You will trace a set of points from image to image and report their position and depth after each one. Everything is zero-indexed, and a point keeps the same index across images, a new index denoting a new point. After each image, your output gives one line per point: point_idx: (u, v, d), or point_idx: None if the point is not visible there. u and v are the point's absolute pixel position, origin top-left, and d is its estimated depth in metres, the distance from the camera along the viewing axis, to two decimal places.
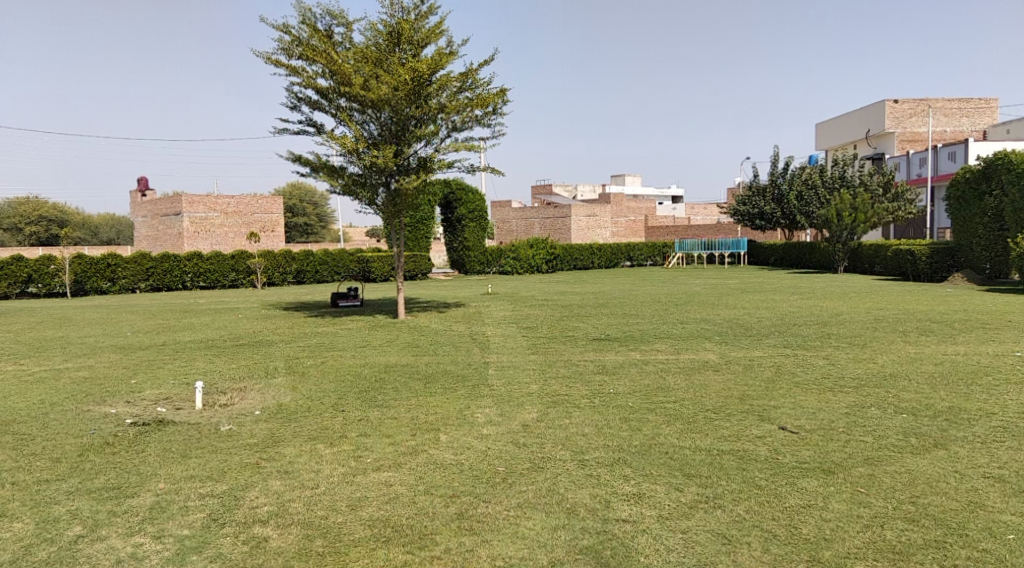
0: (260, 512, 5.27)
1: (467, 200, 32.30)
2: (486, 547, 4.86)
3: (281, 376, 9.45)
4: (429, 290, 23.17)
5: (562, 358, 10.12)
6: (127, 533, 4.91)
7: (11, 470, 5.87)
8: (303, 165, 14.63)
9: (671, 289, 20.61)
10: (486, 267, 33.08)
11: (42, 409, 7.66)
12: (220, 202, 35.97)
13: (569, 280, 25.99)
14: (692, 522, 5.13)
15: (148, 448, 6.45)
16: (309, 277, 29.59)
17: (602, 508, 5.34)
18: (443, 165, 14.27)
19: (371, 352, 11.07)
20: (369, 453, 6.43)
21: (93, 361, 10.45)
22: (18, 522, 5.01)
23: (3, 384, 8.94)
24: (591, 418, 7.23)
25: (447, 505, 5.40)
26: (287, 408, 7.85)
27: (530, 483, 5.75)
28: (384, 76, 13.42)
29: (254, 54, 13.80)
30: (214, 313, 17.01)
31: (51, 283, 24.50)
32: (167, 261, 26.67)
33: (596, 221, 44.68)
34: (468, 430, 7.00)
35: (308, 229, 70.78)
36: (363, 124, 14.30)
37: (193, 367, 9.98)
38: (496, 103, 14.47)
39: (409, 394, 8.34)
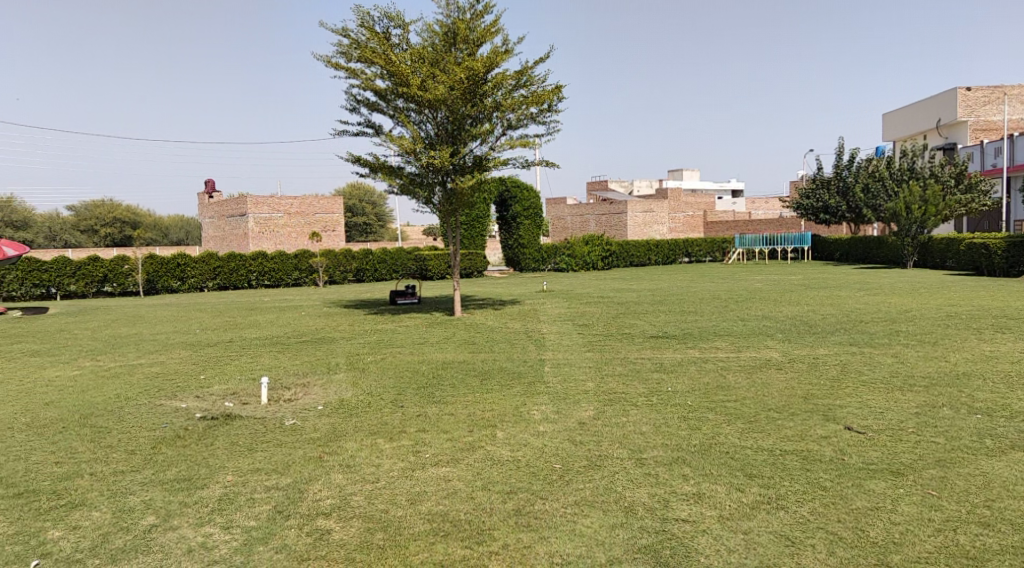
0: (323, 504, 5.39)
1: (523, 197, 32.40)
2: (544, 544, 4.87)
3: (342, 372, 9.64)
4: (486, 288, 23.30)
5: (619, 355, 10.05)
6: (198, 523, 5.08)
7: (89, 461, 6.12)
8: (363, 166, 14.89)
9: (731, 286, 20.26)
10: (542, 264, 33.09)
11: (118, 403, 7.97)
12: (283, 203, 36.80)
13: (626, 278, 25.82)
14: (754, 523, 5.04)
15: (217, 441, 6.66)
16: (368, 276, 30.06)
17: (661, 507, 5.29)
18: (499, 162, 14.32)
19: (429, 349, 11.18)
20: (427, 448, 6.50)
21: (165, 357, 10.81)
22: (97, 510, 5.22)
23: (82, 378, 9.33)
24: (648, 417, 7.17)
25: (505, 501, 5.43)
26: (348, 403, 8.01)
27: (588, 481, 5.73)
28: (440, 75, 13.54)
29: (315, 58, 14.12)
30: (278, 311, 17.43)
31: (124, 282, 25.39)
32: (233, 261, 27.46)
33: (652, 217, 44.27)
34: (525, 427, 7.03)
35: (367, 228, 71.95)
36: (420, 124, 14.46)
37: (259, 363, 10.25)
38: (551, 100, 14.46)
39: (465, 391, 8.40)
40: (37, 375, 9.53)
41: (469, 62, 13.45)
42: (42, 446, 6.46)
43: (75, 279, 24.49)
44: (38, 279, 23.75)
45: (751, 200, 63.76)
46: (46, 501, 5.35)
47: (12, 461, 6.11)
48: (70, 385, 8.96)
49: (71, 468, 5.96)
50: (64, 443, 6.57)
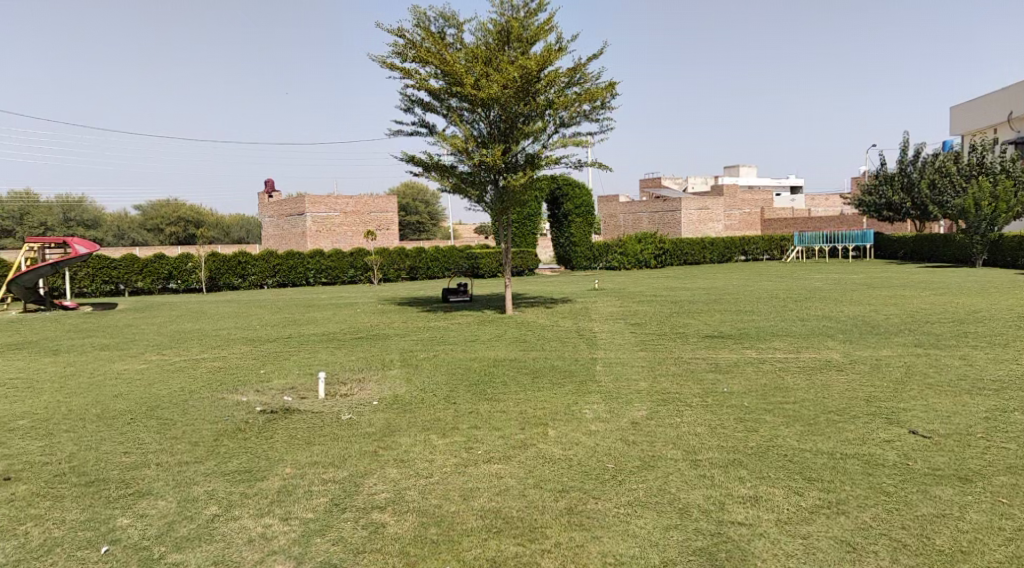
0: (378, 498, 5.46)
1: (575, 195, 32.33)
2: (597, 544, 4.85)
3: (397, 368, 9.76)
4: (538, 286, 23.29)
5: (673, 355, 9.94)
6: (258, 514, 5.20)
7: (155, 452, 6.32)
8: (416, 165, 15.04)
9: (790, 284, 19.85)
10: (593, 262, 32.92)
11: (183, 396, 8.23)
12: (340, 202, 37.42)
13: (679, 276, 25.52)
14: (814, 527, 4.93)
15: (276, 434, 6.80)
16: (421, 274, 30.32)
17: (717, 509, 5.22)
18: (551, 161, 14.30)
19: (481, 346, 11.23)
20: (480, 445, 6.54)
21: (226, 352, 11.10)
22: (162, 499, 5.39)
23: (148, 372, 9.66)
24: (703, 418, 7.08)
25: (557, 499, 5.42)
26: (402, 398, 8.10)
27: (641, 482, 5.68)
28: (494, 74, 13.57)
29: (371, 60, 14.31)
30: (334, 308, 17.75)
31: (188, 279, 26.16)
32: (292, 259, 28.08)
33: (707, 214, 43.70)
34: (577, 425, 7.01)
35: (420, 227, 72.65)
36: (473, 123, 14.54)
37: (316, 359, 10.45)
38: (604, 97, 14.37)
39: (517, 388, 8.42)
40: (107, 368, 9.90)
41: (522, 61, 13.44)
42: (112, 437, 6.70)
43: (143, 277, 25.31)
44: (107, 276, 24.57)
45: (810, 197, 62.37)
46: (115, 489, 5.54)
47: (84, 451, 6.34)
48: (137, 378, 9.27)
49: (138, 458, 6.16)
50: (132, 434, 6.80)
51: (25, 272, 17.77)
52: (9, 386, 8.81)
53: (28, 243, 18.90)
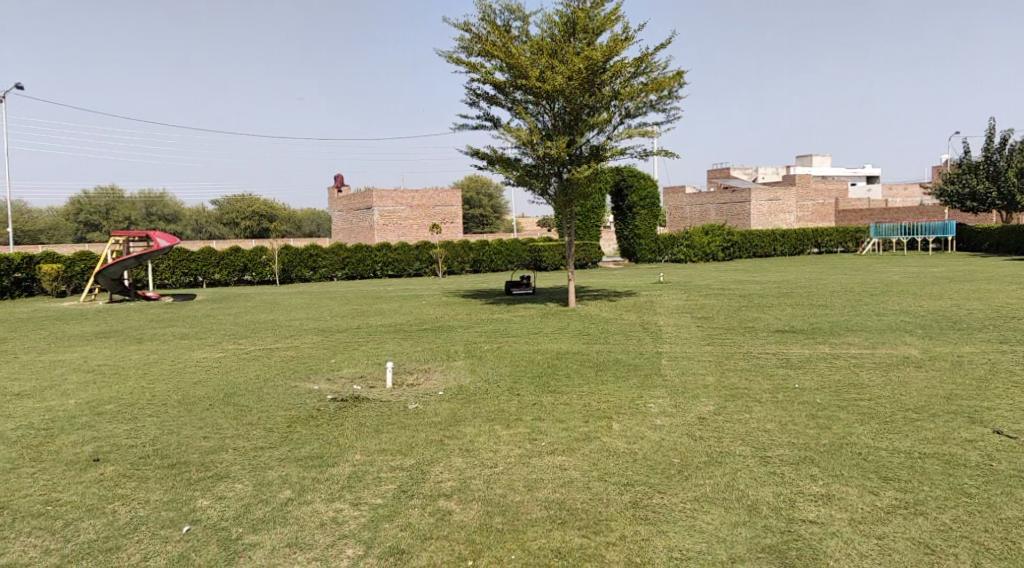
0: (445, 486, 5.53)
1: (640, 186, 32.03)
2: (663, 538, 4.81)
3: (461, 359, 9.86)
4: (601, 279, 23.15)
5: (742, 350, 9.74)
6: (329, 498, 5.33)
7: (232, 437, 6.53)
8: (481, 158, 15.12)
9: (865, 278, 19.22)
10: (658, 255, 32.56)
11: (258, 383, 8.48)
12: (407, 196, 37.89)
13: (748, 269, 24.97)
14: (890, 528, 4.79)
15: (346, 422, 6.95)
16: (485, 267, 30.48)
17: (787, 507, 5.11)
18: (616, 152, 14.19)
19: (545, 339, 11.23)
20: (544, 436, 6.55)
21: (299, 342, 11.40)
22: (239, 483, 5.57)
23: (225, 360, 10.00)
24: (773, 414, 6.93)
25: (622, 493, 5.39)
26: (466, 389, 8.19)
27: (708, 477, 5.61)
28: (559, 66, 13.51)
29: (438, 54, 14.44)
30: (401, 300, 18.01)
31: (262, 271, 26.92)
32: (361, 252, 28.69)
33: (777, 205, 42.65)
34: (642, 419, 6.96)
35: (484, 220, 72.94)
36: (537, 116, 14.52)
37: (384, 349, 10.64)
38: (671, 87, 14.16)
39: (581, 381, 8.40)
40: (187, 356, 10.27)
41: (587, 51, 13.35)
42: (192, 422, 6.96)
43: (219, 269, 26.13)
44: (187, 269, 25.43)
45: (888, 187, 60.26)
46: (195, 472, 5.75)
47: (167, 435, 6.60)
48: (215, 366, 9.60)
49: (217, 443, 6.38)
50: (210, 419, 7.05)
51: (110, 264, 18.54)
52: (98, 372, 9.25)
53: (113, 236, 19.72)
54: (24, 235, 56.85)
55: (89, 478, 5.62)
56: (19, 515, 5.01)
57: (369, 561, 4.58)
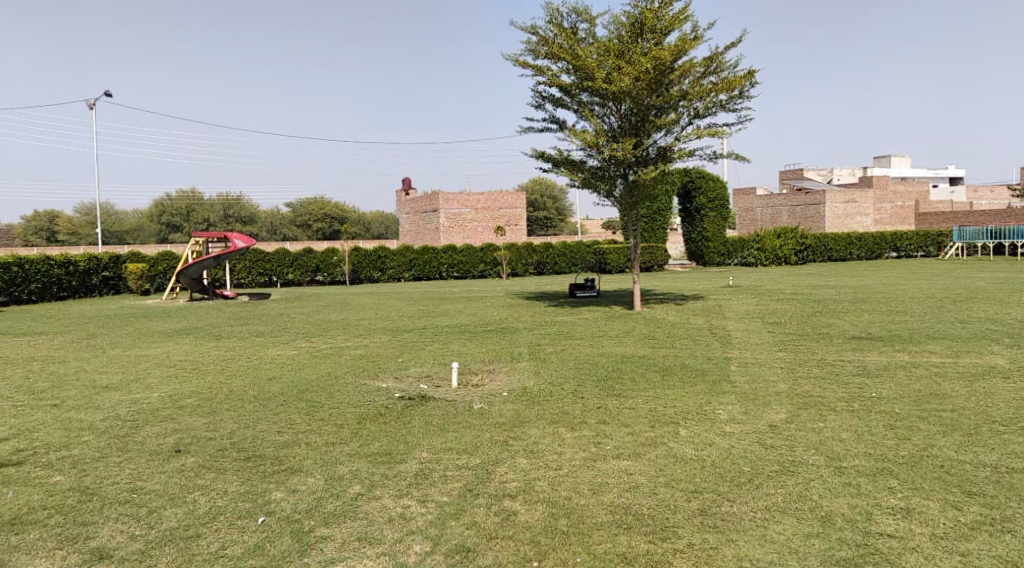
0: (509, 486, 5.54)
1: (708, 187, 31.74)
2: (733, 546, 4.72)
3: (526, 360, 9.88)
4: (668, 282, 22.90)
5: (816, 356, 9.48)
6: (397, 494, 5.40)
7: (304, 432, 6.69)
8: (546, 161, 15.12)
9: (948, 284, 18.45)
10: (727, 258, 32.00)
11: (330, 380, 8.68)
12: (471, 198, 38.18)
13: (822, 274, 24.22)
14: (974, 545, 4.59)
15: (413, 420, 7.04)
16: (549, 269, 30.43)
17: (863, 519, 4.95)
18: (684, 153, 14.00)
19: (610, 342, 11.16)
20: (610, 440, 6.50)
21: (368, 341, 11.61)
22: (311, 477, 5.70)
23: (299, 357, 10.26)
24: (849, 423, 6.73)
25: (689, 500, 5.31)
26: (531, 390, 8.20)
27: (780, 487, 5.47)
28: (626, 67, 13.39)
29: (505, 58, 14.53)
30: (467, 301, 18.15)
31: (334, 272, 27.57)
32: (427, 254, 29.09)
33: (853, 208, 41.41)
34: (710, 426, 6.83)
35: (548, 222, 72.94)
36: (603, 117, 14.43)
37: (450, 349, 10.73)
38: (742, 86, 13.89)
39: (647, 386, 8.29)
40: (263, 353, 10.58)
41: (655, 51, 13.19)
42: (267, 416, 7.15)
43: (293, 269, 26.84)
44: (262, 269, 26.22)
45: (973, 189, 57.77)
46: (270, 465, 5.92)
47: (244, 428, 6.80)
48: (289, 362, 9.86)
49: (290, 437, 6.54)
50: (284, 414, 7.25)
51: (191, 264, 19.23)
52: (179, 367, 9.62)
53: (194, 237, 20.47)
54: (110, 236, 59.74)
55: (171, 468, 5.84)
56: (107, 502, 5.23)
57: (436, 557, 4.63)
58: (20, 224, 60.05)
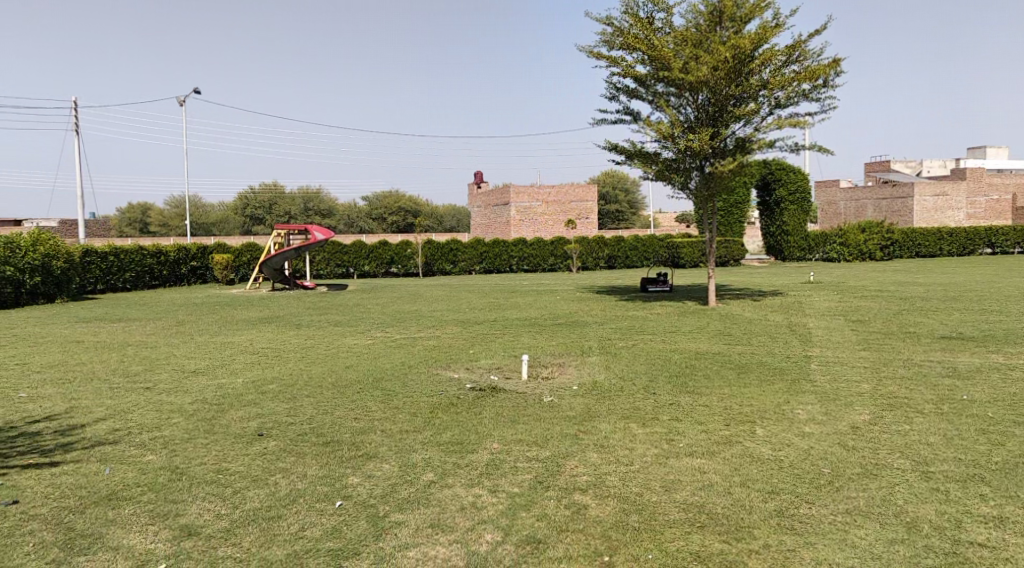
0: (580, 480, 5.51)
1: (789, 180, 30.68)
2: (811, 549, 4.58)
3: (596, 355, 9.81)
4: (745, 277, 22.39)
5: (902, 356, 9.12)
6: (469, 483, 5.45)
7: (379, 419, 6.81)
8: (620, 153, 14.99)
9: None
10: (808, 253, 31.10)
11: (404, 369, 8.83)
12: (541, 192, 38.16)
13: (908, 270, 23.30)
14: None
15: (484, 410, 7.08)
16: (621, 263, 30.14)
17: (952, 526, 4.74)
18: (763, 144, 13.64)
19: (682, 338, 10.99)
20: (682, 437, 6.40)
21: (440, 332, 11.74)
22: (386, 463, 5.80)
23: (374, 346, 10.45)
24: (937, 426, 6.44)
25: (766, 500, 5.18)
26: (602, 385, 8.14)
27: (862, 490, 5.28)
28: (704, 56, 13.13)
29: (580, 49, 14.47)
30: (537, 294, 18.16)
31: (408, 264, 28.00)
32: (498, 247, 29.24)
33: (945, 201, 39.79)
34: (788, 426, 6.64)
35: (620, 216, 72.30)
36: (679, 108, 14.20)
37: (521, 342, 10.75)
38: (827, 75, 13.43)
39: (722, 383, 8.12)
40: (340, 342, 10.82)
41: (734, 40, 12.88)
42: (344, 403, 7.31)
43: (369, 261, 27.38)
44: (340, 260, 26.88)
45: None
46: (347, 450, 6.05)
47: (322, 414, 6.97)
48: (365, 351, 10.05)
49: (366, 424, 6.67)
50: (361, 401, 7.39)
51: (273, 255, 19.82)
52: (262, 354, 9.93)
53: (276, 230, 21.12)
54: (197, 227, 62.16)
55: (254, 451, 6.03)
56: (195, 482, 5.44)
57: (507, 547, 4.64)
58: (115, 215, 63.10)
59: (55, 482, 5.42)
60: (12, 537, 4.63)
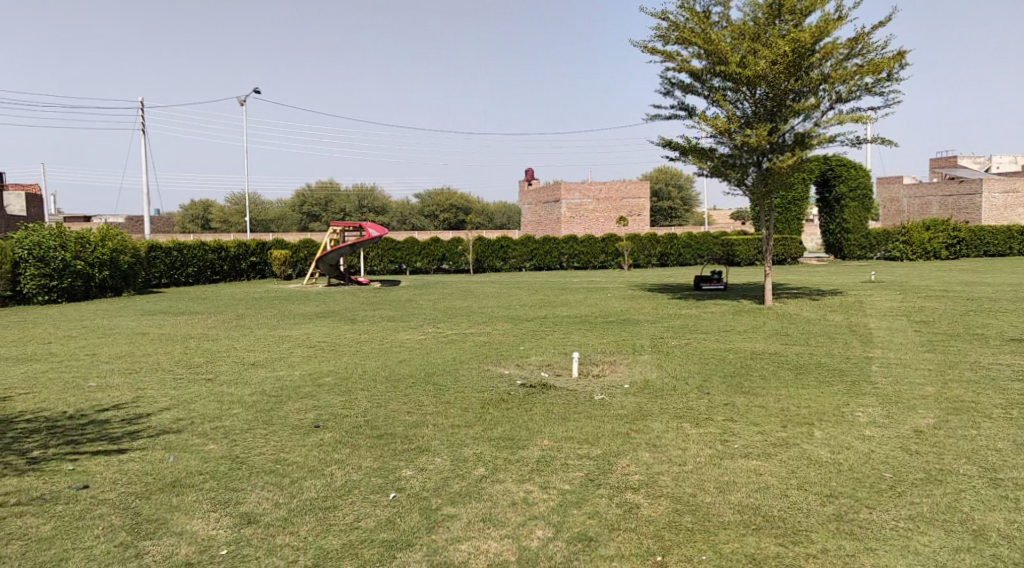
0: (632, 479, 5.47)
1: (849, 176, 30.03)
2: (872, 555, 4.46)
3: (648, 353, 9.71)
4: (802, 276, 21.91)
5: (969, 359, 8.81)
6: (520, 479, 5.45)
7: (431, 414, 6.87)
8: (674, 149, 14.81)
9: None
10: (870, 252, 30.44)
11: (455, 365, 8.89)
12: (592, 188, 37.98)
13: (975, 270, 22.46)
14: None
15: (535, 407, 7.08)
16: (673, 260, 29.82)
17: (1022, 536, 4.56)
18: (824, 140, 13.32)
19: (737, 337, 10.81)
20: (737, 438, 6.29)
21: (491, 328, 11.79)
22: (438, 456, 5.84)
23: (426, 341, 10.55)
24: (1006, 432, 6.21)
25: (824, 504, 5.06)
26: (653, 384, 8.06)
27: (926, 496, 5.12)
28: (762, 50, 12.88)
29: (633, 44, 14.35)
30: (588, 292, 18.07)
31: (459, 261, 28.17)
32: (548, 244, 29.23)
33: (1015, 199, 38.06)
34: (848, 428, 6.48)
35: (672, 213, 71.61)
36: (736, 103, 13.96)
37: (571, 339, 10.72)
38: (891, 68, 13.06)
39: (778, 384, 7.96)
40: (393, 337, 10.96)
41: (794, 34, 12.60)
42: (397, 397, 7.40)
43: (421, 258, 27.66)
44: (393, 257, 27.22)
45: None
46: (400, 443, 6.11)
47: (375, 407, 7.06)
48: (417, 346, 10.15)
49: (418, 418, 6.74)
50: (413, 395, 7.47)
51: (328, 251, 20.17)
52: (318, 348, 10.11)
53: (332, 226, 21.49)
54: (256, 224, 63.67)
55: (311, 442, 6.14)
56: (255, 471, 5.57)
57: (559, 544, 4.63)
58: (179, 211, 65.08)
59: (123, 468, 5.61)
60: (83, 520, 4.81)
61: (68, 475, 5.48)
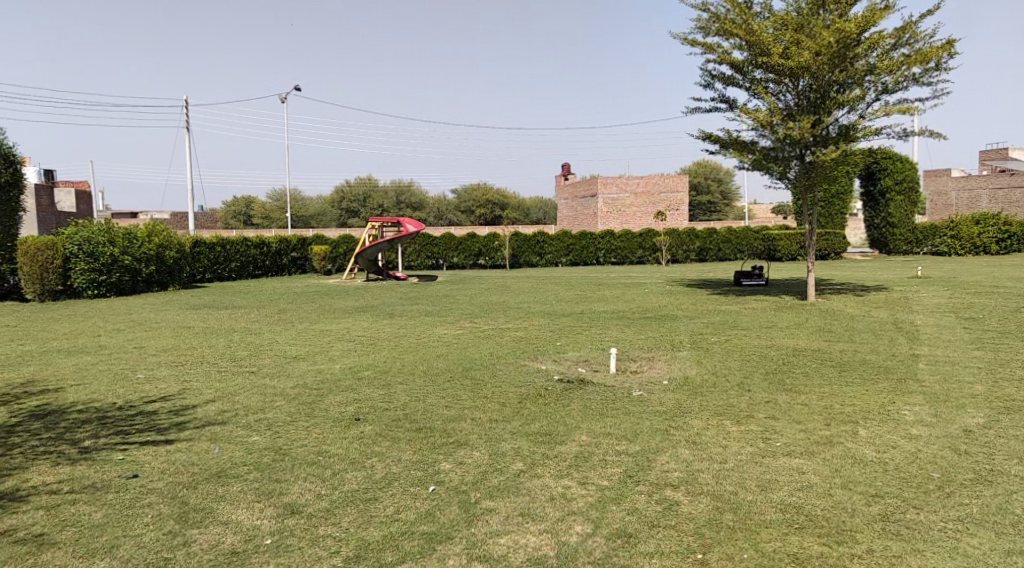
0: (671, 476, 5.43)
1: (895, 169, 29.52)
2: (919, 557, 4.37)
3: (687, 349, 9.62)
4: (845, 271, 21.46)
5: (1021, 357, 8.55)
6: (558, 474, 5.45)
7: (468, 408, 6.88)
8: (714, 141, 14.63)
9: None
10: (916, 246, 29.98)
11: (492, 360, 8.90)
12: (629, 182, 37.73)
13: None
14: None
15: (572, 403, 7.07)
16: (712, 256, 29.53)
17: None
18: (869, 132, 13.04)
19: (778, 333, 10.66)
20: (779, 436, 6.20)
21: (528, 323, 11.80)
22: (476, 451, 5.86)
23: (463, 336, 10.59)
24: None
25: (869, 504, 4.96)
26: (692, 380, 7.98)
27: (975, 497, 4.99)
28: (806, 40, 12.64)
29: (673, 36, 14.22)
30: (625, 287, 17.99)
31: (495, 256, 28.26)
32: (584, 239, 29.15)
33: None
34: (894, 427, 6.35)
35: (711, 208, 70.91)
36: (779, 95, 13.75)
37: (608, 335, 10.66)
38: (940, 57, 12.72)
39: (822, 382, 7.84)
40: (431, 331, 11.01)
41: (839, 23, 12.33)
42: (435, 391, 7.44)
43: (458, 253, 27.81)
44: (430, 252, 27.42)
45: None
46: (438, 437, 6.14)
47: (414, 401, 7.11)
48: (455, 341, 10.19)
49: (457, 412, 6.76)
50: (451, 390, 7.51)
51: (367, 247, 20.38)
52: (358, 342, 10.21)
53: (370, 222, 21.71)
54: (297, 220, 64.61)
55: (352, 435, 6.21)
56: (297, 462, 5.65)
57: (598, 540, 4.62)
58: (222, 207, 66.28)
59: (170, 458, 5.74)
60: (132, 508, 4.93)
61: (118, 464, 5.62)
